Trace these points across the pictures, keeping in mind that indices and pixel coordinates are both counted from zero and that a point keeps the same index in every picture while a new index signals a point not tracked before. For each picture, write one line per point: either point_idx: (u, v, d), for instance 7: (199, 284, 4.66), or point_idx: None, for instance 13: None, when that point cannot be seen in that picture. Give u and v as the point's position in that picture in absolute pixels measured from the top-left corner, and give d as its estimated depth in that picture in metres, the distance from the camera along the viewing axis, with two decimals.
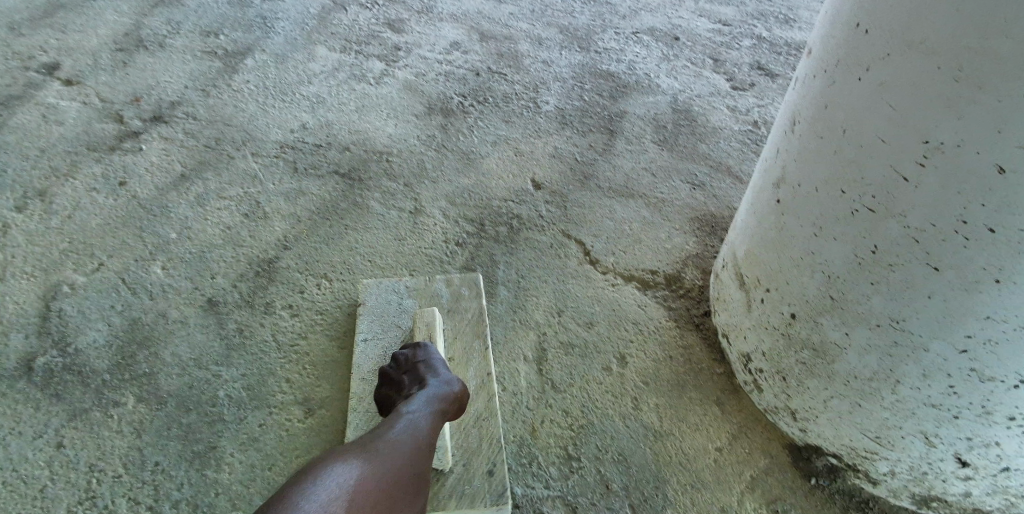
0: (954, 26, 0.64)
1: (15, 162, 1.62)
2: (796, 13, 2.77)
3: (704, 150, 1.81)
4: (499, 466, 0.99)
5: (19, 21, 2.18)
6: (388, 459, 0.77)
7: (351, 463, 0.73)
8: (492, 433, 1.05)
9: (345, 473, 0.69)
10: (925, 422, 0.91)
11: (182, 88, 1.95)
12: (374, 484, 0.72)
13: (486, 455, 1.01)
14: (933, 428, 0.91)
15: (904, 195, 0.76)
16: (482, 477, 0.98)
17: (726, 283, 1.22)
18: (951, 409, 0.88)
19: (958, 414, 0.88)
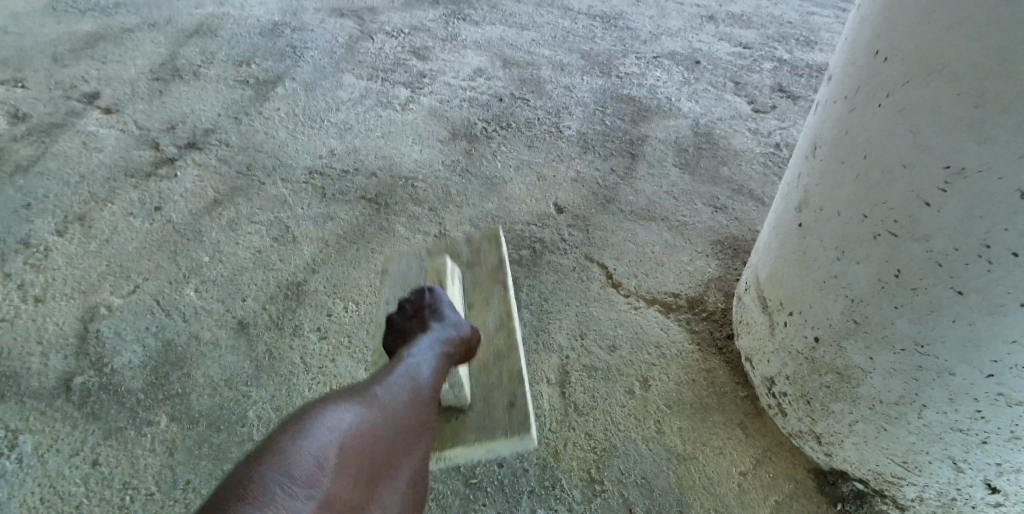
0: (975, 53, 0.65)
1: (58, 188, 1.71)
2: (818, 35, 2.78)
3: (725, 172, 1.82)
4: (522, 400, 1.01)
5: (64, 54, 2.33)
6: (390, 398, 0.71)
7: (352, 402, 0.67)
8: (514, 370, 1.06)
9: (345, 413, 0.63)
10: (952, 447, 0.90)
11: (215, 116, 2.04)
12: (378, 424, 0.66)
13: (508, 390, 1.02)
14: (960, 453, 0.90)
15: (927, 219, 0.76)
16: (505, 410, 1.00)
17: (749, 306, 1.22)
18: (979, 434, 0.86)
19: (985, 439, 0.86)
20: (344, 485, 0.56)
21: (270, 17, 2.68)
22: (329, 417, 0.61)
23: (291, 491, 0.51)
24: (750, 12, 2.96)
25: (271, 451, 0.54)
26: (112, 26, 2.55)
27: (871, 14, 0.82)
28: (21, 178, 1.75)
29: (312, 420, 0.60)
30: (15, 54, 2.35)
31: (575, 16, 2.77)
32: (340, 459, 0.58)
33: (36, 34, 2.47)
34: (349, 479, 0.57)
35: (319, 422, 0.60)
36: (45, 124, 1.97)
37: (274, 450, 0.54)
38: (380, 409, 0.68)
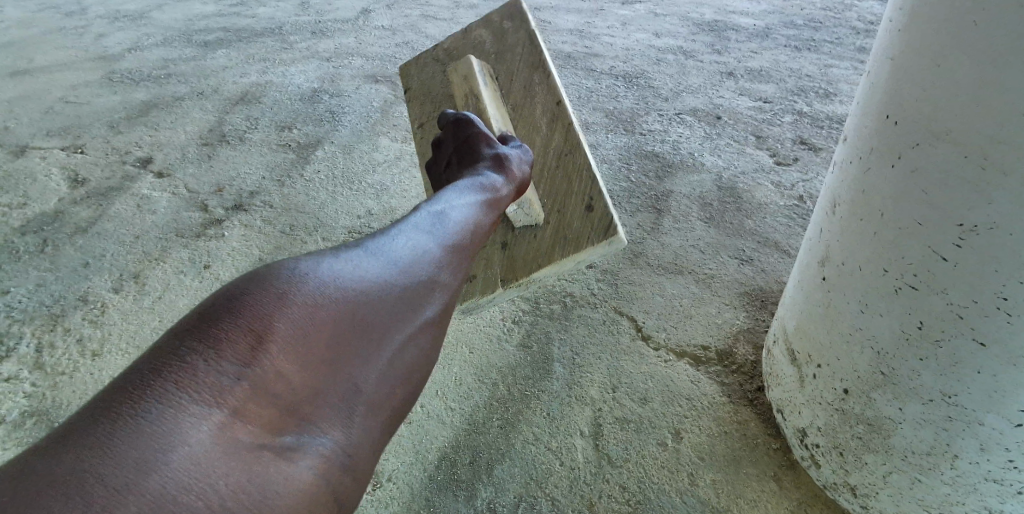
0: (977, 119, 0.70)
1: (115, 248, 1.85)
2: (837, 87, 2.85)
3: (750, 225, 1.86)
4: (596, 197, 1.20)
5: (121, 123, 2.58)
6: (377, 262, 0.54)
7: (335, 255, 0.53)
8: (580, 168, 1.24)
9: (321, 272, 0.49)
10: (989, 498, 0.92)
11: (260, 179, 2.19)
12: (374, 289, 0.52)
13: (583, 192, 1.23)
14: (997, 504, 0.92)
15: (943, 273, 0.80)
16: (584, 212, 1.21)
17: (778, 358, 1.23)
18: (1014, 485, 0.88)
19: (1021, 489, 0.88)
20: (304, 368, 0.43)
21: (312, 86, 2.90)
22: (291, 278, 0.47)
23: (215, 381, 0.38)
24: (768, 66, 3.07)
25: (197, 331, 0.40)
26: (163, 96, 2.81)
27: (878, 78, 0.87)
28: (80, 238, 1.89)
29: (265, 286, 0.45)
30: (78, 122, 2.58)
31: (598, 76, 2.92)
32: (294, 337, 0.43)
33: (96, 105, 2.72)
34: (312, 359, 0.44)
35: (274, 289, 0.45)
36: (102, 188, 2.14)
37: (203, 328, 0.41)
38: (378, 271, 0.53)
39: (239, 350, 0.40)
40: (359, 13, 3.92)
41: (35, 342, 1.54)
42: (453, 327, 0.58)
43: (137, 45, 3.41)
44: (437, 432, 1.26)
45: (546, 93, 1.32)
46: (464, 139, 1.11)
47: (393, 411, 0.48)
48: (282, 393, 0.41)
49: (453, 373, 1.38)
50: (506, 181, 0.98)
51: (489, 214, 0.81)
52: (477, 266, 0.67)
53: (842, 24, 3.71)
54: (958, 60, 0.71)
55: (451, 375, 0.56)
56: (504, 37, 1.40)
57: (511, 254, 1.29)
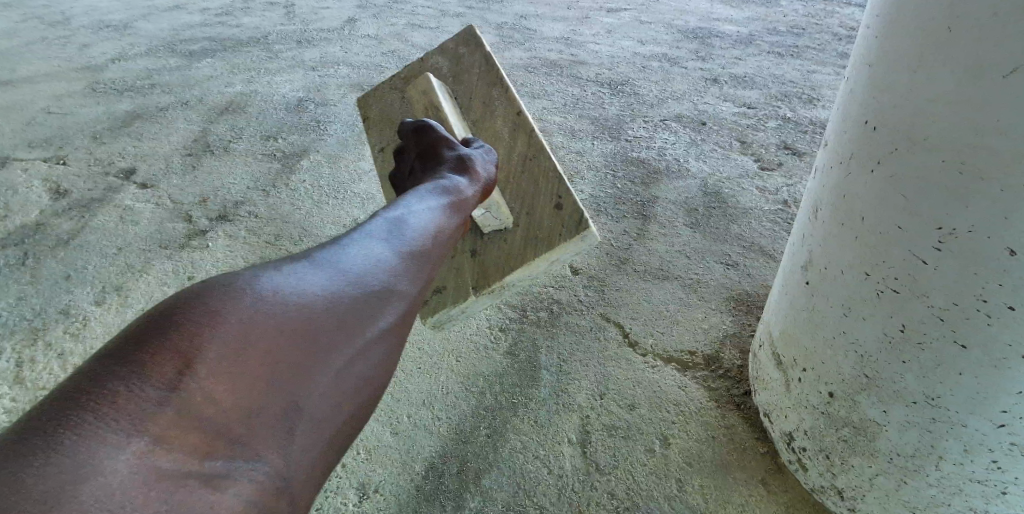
0: (958, 123, 0.70)
1: (96, 260, 1.82)
2: (819, 93, 2.90)
3: (736, 230, 1.87)
4: (565, 198, 1.29)
5: (103, 133, 2.54)
6: (323, 282, 0.61)
7: (284, 274, 0.59)
8: (547, 171, 1.33)
9: (249, 300, 0.53)
10: (973, 498, 0.93)
11: (245, 189, 2.17)
12: (301, 315, 0.56)
13: (551, 192, 1.31)
14: (982, 504, 0.93)
15: (925, 276, 0.81)
16: (554, 212, 1.29)
17: (764, 362, 1.23)
18: (999, 485, 0.89)
19: (1005, 490, 0.89)
20: (229, 391, 0.47)
21: (298, 95, 2.89)
22: (220, 307, 0.51)
23: (140, 404, 0.41)
24: (751, 73, 3.11)
25: (126, 355, 0.44)
26: (147, 105, 2.79)
27: (858, 85, 0.88)
28: (60, 250, 1.86)
29: (196, 312, 0.49)
30: (59, 133, 2.55)
31: (584, 83, 2.94)
32: (220, 363, 0.47)
33: (78, 116, 2.69)
34: (238, 384, 0.48)
35: (204, 316, 0.49)
36: (84, 199, 2.10)
37: (135, 352, 0.44)
38: (305, 297, 0.58)
39: (171, 374, 0.44)
40: (345, 22, 3.92)
41: (13, 358, 1.50)
42: (382, 345, 0.63)
43: (120, 55, 3.38)
44: (425, 442, 1.25)
45: (507, 104, 1.40)
46: (428, 147, 1.22)
47: (313, 429, 0.52)
48: (209, 414, 0.45)
49: (440, 383, 1.37)
50: (472, 184, 1.09)
51: (439, 230, 0.87)
52: (416, 284, 0.72)
53: (822, 30, 3.78)
54: (947, 56, 0.70)
55: (374, 394, 0.61)
56: (461, 58, 1.47)
57: (482, 259, 1.33)
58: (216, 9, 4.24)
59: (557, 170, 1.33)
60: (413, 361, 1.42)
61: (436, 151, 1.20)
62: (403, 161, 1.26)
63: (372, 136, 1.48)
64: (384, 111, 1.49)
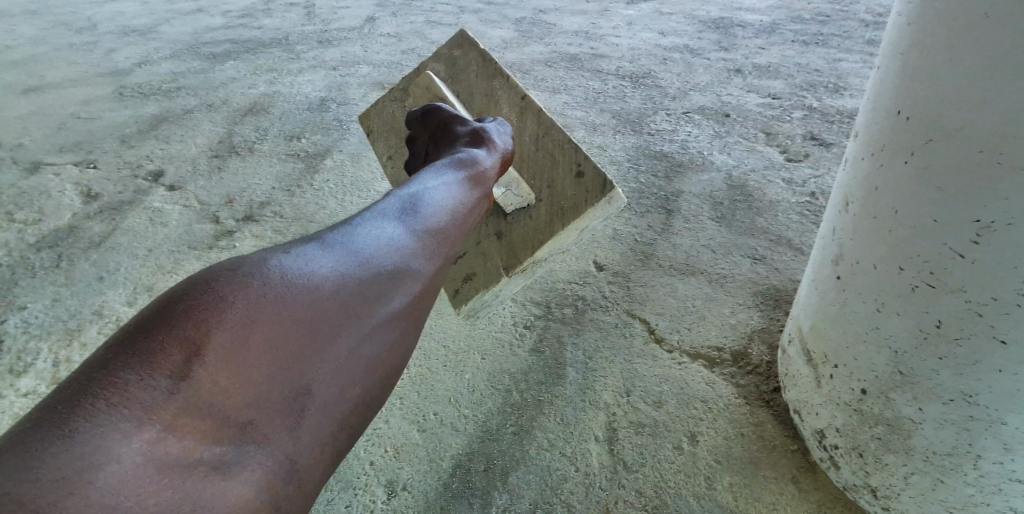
0: (993, 114, 0.68)
1: (128, 262, 1.87)
2: (847, 81, 2.83)
3: (762, 224, 1.84)
4: (583, 164, 1.30)
5: (133, 137, 2.61)
6: (331, 267, 0.61)
7: (293, 257, 0.59)
8: (561, 143, 1.34)
9: (257, 284, 0.53)
10: (1012, 498, 0.91)
11: (270, 190, 2.21)
12: (309, 300, 0.56)
13: (569, 162, 1.32)
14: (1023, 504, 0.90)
15: (962, 271, 0.79)
16: (574, 179, 1.30)
17: (794, 358, 1.22)
18: None
19: None
20: (237, 378, 0.47)
21: (320, 96, 2.93)
22: (228, 292, 0.51)
23: (149, 393, 0.42)
24: (776, 62, 3.05)
25: (135, 343, 0.44)
26: (173, 109, 2.85)
27: (889, 75, 0.86)
28: (94, 252, 1.92)
29: (204, 298, 0.49)
30: (90, 137, 2.62)
31: (604, 77, 2.91)
32: (227, 349, 0.47)
33: (107, 120, 2.76)
34: (244, 371, 0.48)
35: (212, 302, 0.49)
36: (115, 202, 2.17)
37: (144, 341, 0.44)
38: (313, 282, 0.58)
39: (179, 362, 0.44)
40: (365, 21, 3.95)
41: (51, 357, 1.55)
42: (391, 330, 0.64)
43: (147, 59, 3.46)
44: (451, 439, 1.26)
45: (509, 93, 1.41)
46: (439, 128, 1.23)
47: (322, 414, 0.53)
48: (217, 401, 0.45)
49: (466, 380, 1.38)
50: (490, 155, 1.11)
51: (454, 209, 0.86)
52: (426, 266, 0.73)
53: (849, 17, 3.69)
54: (981, 45, 0.68)
55: (384, 377, 0.62)
56: (456, 58, 1.49)
57: (508, 240, 1.33)
58: (238, 12, 4.32)
59: (570, 142, 1.34)
60: (439, 359, 1.43)
61: (449, 130, 1.21)
62: (417, 147, 1.28)
63: (379, 146, 1.53)
64: (387, 118, 1.53)
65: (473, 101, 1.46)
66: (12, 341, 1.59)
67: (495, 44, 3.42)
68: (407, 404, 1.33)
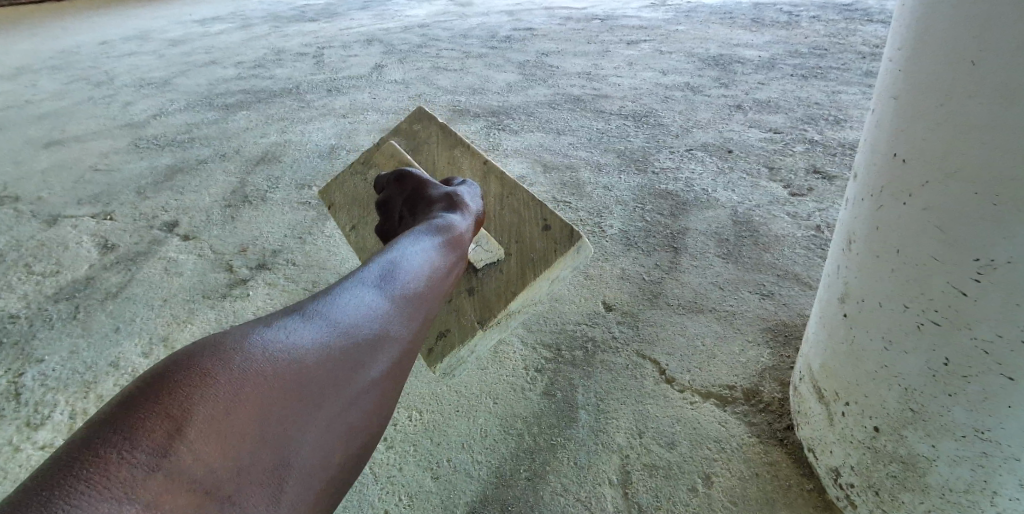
0: (989, 154, 0.71)
1: (144, 311, 1.92)
2: (847, 113, 2.89)
3: (769, 259, 1.86)
4: (552, 218, 1.40)
5: (149, 188, 2.71)
6: (311, 337, 0.64)
7: (273, 330, 0.62)
8: (528, 199, 1.44)
9: (239, 358, 0.55)
10: None
11: (282, 238, 2.27)
12: (289, 370, 0.58)
13: (539, 217, 1.41)
14: None
15: (967, 310, 0.80)
16: (544, 233, 1.38)
17: (805, 396, 1.21)
18: None
19: None
20: (220, 451, 0.48)
21: (330, 144, 3.03)
22: (211, 367, 0.53)
23: (133, 470, 0.42)
24: (776, 97, 3.12)
25: (117, 421, 0.45)
26: (188, 160, 2.96)
27: (885, 118, 0.89)
28: (111, 303, 1.97)
29: (188, 373, 0.51)
30: (108, 190, 2.72)
31: (607, 117, 3.00)
32: (214, 420, 0.49)
33: (124, 172, 2.87)
34: (231, 441, 0.49)
35: (196, 377, 0.51)
36: (131, 253, 2.24)
37: (127, 419, 0.45)
38: (296, 352, 0.61)
39: (162, 437, 0.45)
40: (373, 69, 4.12)
41: (68, 409, 1.57)
42: (370, 397, 0.66)
43: (162, 111, 3.62)
44: (466, 485, 1.26)
45: (470, 159, 1.55)
46: (412, 191, 1.30)
47: (303, 482, 0.55)
48: (203, 472, 0.46)
49: (479, 425, 1.38)
50: (464, 218, 1.17)
51: (431, 272, 0.91)
52: (404, 331, 0.76)
53: (847, 49, 3.78)
54: (967, 88, 0.72)
55: (362, 443, 0.64)
56: (416, 134, 1.67)
57: (481, 294, 1.36)
58: (251, 63, 4.52)
59: (534, 199, 1.44)
60: (451, 403, 1.44)
61: (422, 194, 1.28)
62: (392, 209, 1.34)
63: (342, 218, 1.61)
64: (350, 192, 1.63)
65: (437, 169, 1.59)
66: (30, 393, 1.62)
67: (499, 88, 3.54)
68: (420, 451, 1.33)
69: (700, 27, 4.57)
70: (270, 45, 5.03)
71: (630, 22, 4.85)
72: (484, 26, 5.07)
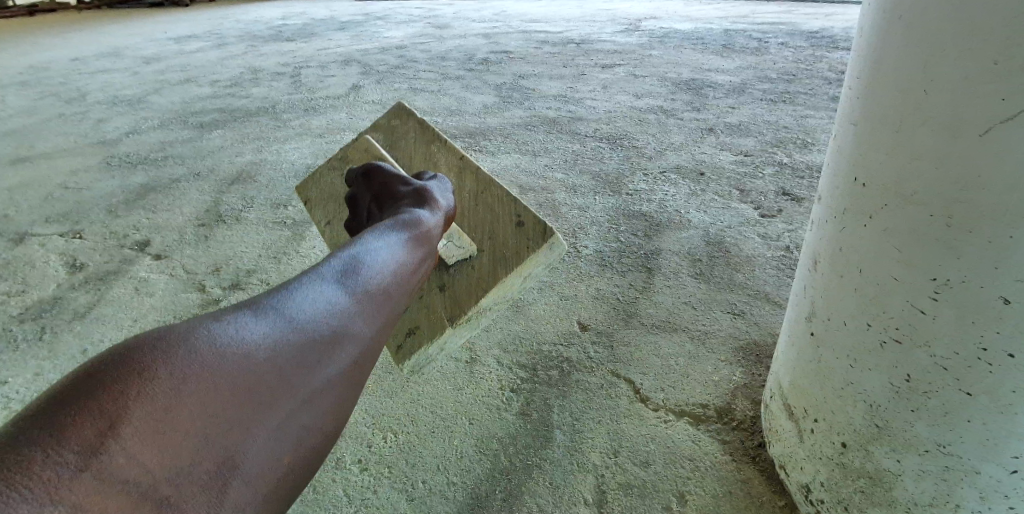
0: (941, 178, 0.75)
1: (112, 332, 1.86)
2: (814, 136, 2.99)
3: (741, 279, 1.90)
4: (524, 215, 1.40)
5: (120, 206, 2.65)
6: (261, 331, 0.63)
7: (223, 324, 0.61)
8: (501, 196, 1.44)
9: (184, 353, 0.54)
10: None
11: (256, 257, 2.23)
12: (237, 367, 0.57)
13: (511, 213, 1.41)
14: None
15: (926, 327, 0.83)
16: (516, 230, 1.39)
17: (776, 414, 1.23)
18: None
19: None
20: (157, 452, 0.47)
21: (306, 164, 3.01)
22: (154, 361, 0.51)
23: (58, 470, 0.40)
24: (746, 121, 3.22)
25: (46, 420, 0.43)
26: (161, 178, 2.91)
27: (846, 143, 0.93)
28: (78, 323, 1.90)
29: (125, 368, 0.49)
30: (76, 208, 2.65)
31: (583, 139, 3.05)
32: (151, 420, 0.48)
33: (94, 190, 2.81)
34: (167, 443, 0.48)
35: (136, 373, 0.49)
36: (100, 272, 2.17)
37: (53, 418, 0.43)
38: (247, 348, 0.59)
39: (92, 436, 0.44)
40: (351, 89, 4.13)
41: None
42: (325, 398, 0.65)
43: (135, 129, 3.56)
44: (441, 508, 1.24)
45: (446, 154, 1.55)
46: (381, 187, 1.30)
47: (246, 488, 0.53)
48: (134, 476, 0.45)
49: (454, 446, 1.36)
50: (433, 214, 1.17)
51: (396, 270, 0.90)
52: (365, 330, 0.75)
53: (813, 76, 3.94)
54: (920, 117, 0.76)
55: (316, 444, 0.63)
56: (394, 129, 1.66)
57: (452, 291, 1.37)
58: (227, 82, 4.49)
59: (507, 195, 1.45)
60: (425, 424, 1.42)
61: (391, 189, 1.28)
62: (361, 205, 1.35)
63: (318, 214, 1.61)
64: (326, 188, 1.63)
65: (412, 164, 1.60)
66: None
67: (476, 109, 3.58)
68: (395, 473, 1.31)
69: (673, 52, 4.70)
70: (246, 64, 5.01)
71: (605, 47, 4.97)
72: (461, 49, 5.15)
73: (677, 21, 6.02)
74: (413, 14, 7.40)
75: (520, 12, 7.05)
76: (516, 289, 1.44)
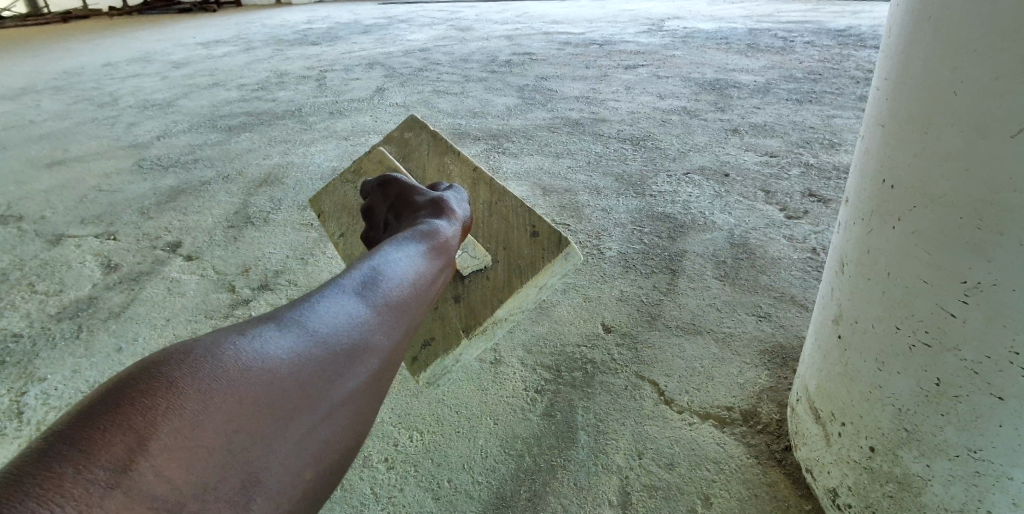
0: (971, 186, 0.74)
1: (145, 332, 1.93)
2: (841, 137, 2.94)
3: (766, 281, 1.88)
4: (540, 226, 1.43)
5: (151, 208, 2.74)
6: (283, 346, 0.65)
7: (247, 337, 0.64)
8: (516, 206, 1.48)
9: (210, 369, 0.57)
10: None
11: (284, 259, 2.29)
12: (261, 381, 0.60)
13: (527, 223, 1.44)
14: None
15: (955, 330, 0.82)
16: (533, 240, 1.42)
17: (802, 418, 1.22)
18: None
19: None
20: (184, 467, 0.49)
21: (331, 166, 3.08)
22: (179, 376, 0.54)
23: (88, 487, 0.43)
24: (771, 121, 3.18)
25: (79, 432, 0.46)
26: (190, 181, 3.00)
27: (874, 144, 0.92)
28: (113, 322, 1.98)
29: (153, 381, 0.52)
30: (110, 210, 2.75)
31: (605, 140, 3.05)
32: (178, 435, 0.50)
33: (127, 193, 2.90)
34: (193, 457, 0.50)
35: (164, 387, 0.52)
36: (133, 272, 2.26)
37: (84, 432, 0.46)
38: (270, 364, 0.62)
39: (122, 452, 0.46)
40: (375, 93, 4.19)
41: None
42: (342, 410, 0.67)
43: (166, 133, 3.67)
44: (466, 507, 1.26)
45: (461, 166, 1.58)
46: (399, 196, 1.34)
47: (269, 501, 0.56)
48: (160, 492, 0.47)
49: (478, 445, 1.39)
50: (451, 224, 1.19)
51: (416, 280, 0.93)
52: (384, 341, 0.77)
53: (839, 74, 3.87)
54: (949, 122, 0.76)
55: (335, 456, 0.65)
56: (409, 142, 1.69)
57: (467, 302, 1.39)
58: (254, 86, 4.60)
59: (522, 206, 1.48)
60: (451, 424, 1.45)
61: (408, 200, 1.31)
62: (377, 215, 1.38)
63: (333, 226, 1.64)
64: (341, 201, 1.67)
65: (428, 175, 1.62)
66: (31, 413, 1.62)
67: (499, 111, 3.61)
68: (420, 472, 1.34)
69: (697, 52, 4.66)
70: (273, 68, 5.13)
71: (628, 47, 4.95)
72: (484, 51, 5.18)
73: (700, 20, 5.96)
74: (435, 17, 7.48)
75: (541, 13, 7.07)
76: (532, 300, 1.46)
